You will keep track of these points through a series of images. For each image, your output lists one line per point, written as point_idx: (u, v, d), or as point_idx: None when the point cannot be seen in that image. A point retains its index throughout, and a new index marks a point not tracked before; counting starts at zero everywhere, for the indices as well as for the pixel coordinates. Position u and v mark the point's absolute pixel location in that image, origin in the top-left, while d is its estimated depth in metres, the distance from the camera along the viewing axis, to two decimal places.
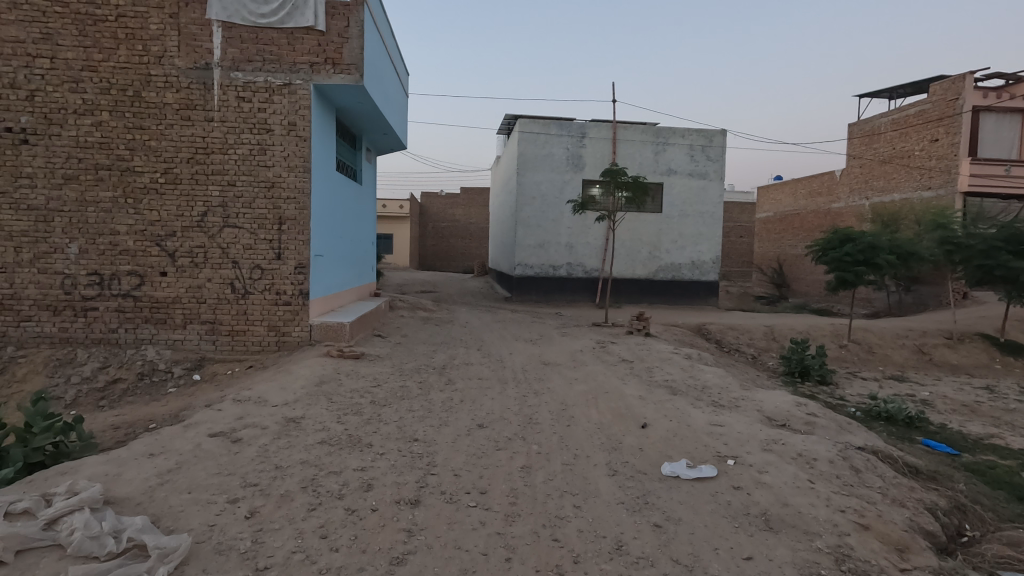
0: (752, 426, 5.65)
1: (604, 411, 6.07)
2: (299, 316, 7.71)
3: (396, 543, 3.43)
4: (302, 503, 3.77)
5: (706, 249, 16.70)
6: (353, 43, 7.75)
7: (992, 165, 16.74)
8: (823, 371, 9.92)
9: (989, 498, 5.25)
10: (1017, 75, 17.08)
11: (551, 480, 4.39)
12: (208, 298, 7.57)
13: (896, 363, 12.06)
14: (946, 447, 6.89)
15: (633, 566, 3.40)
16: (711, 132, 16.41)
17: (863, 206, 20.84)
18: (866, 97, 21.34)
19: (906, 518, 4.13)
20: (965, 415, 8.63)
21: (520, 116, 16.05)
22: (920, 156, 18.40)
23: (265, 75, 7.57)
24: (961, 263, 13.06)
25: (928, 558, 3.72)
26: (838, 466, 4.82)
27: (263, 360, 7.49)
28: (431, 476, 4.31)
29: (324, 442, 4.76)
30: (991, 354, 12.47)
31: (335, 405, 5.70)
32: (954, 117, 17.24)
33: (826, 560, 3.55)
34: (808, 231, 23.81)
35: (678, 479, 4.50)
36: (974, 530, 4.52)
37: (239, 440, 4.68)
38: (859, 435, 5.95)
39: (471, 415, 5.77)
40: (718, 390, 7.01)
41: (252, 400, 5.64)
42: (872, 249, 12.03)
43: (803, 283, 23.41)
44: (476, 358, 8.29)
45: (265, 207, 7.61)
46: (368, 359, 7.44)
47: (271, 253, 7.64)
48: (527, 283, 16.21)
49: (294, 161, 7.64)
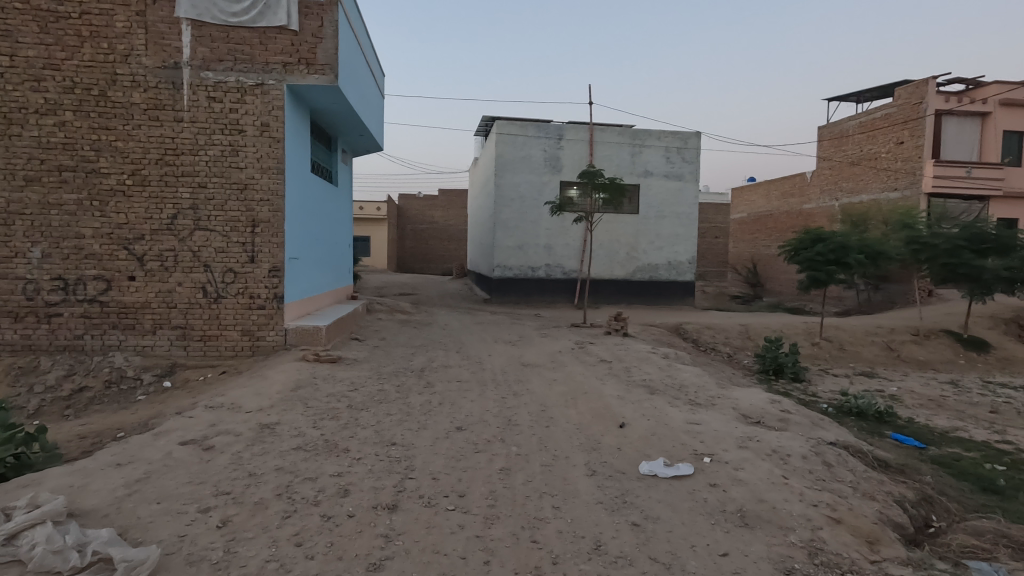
0: (728, 424, 5.74)
1: (584, 412, 6.09)
2: (274, 320, 7.59)
3: (374, 549, 3.39)
4: (277, 510, 3.69)
5: (684, 249, 16.91)
6: (327, 43, 7.66)
7: (955, 167, 17.33)
8: (796, 369, 10.12)
9: (955, 490, 5.41)
10: (977, 80, 17.71)
11: (531, 481, 4.39)
12: (178, 303, 7.39)
13: (866, 359, 12.37)
14: (913, 440, 7.09)
15: (612, 565, 3.40)
16: (686, 134, 16.63)
17: (833, 206, 21.36)
18: (835, 100, 21.88)
19: (876, 510, 4.24)
20: (932, 409, 8.90)
21: (498, 118, 16.04)
22: (886, 158, 18.94)
23: (236, 75, 7.42)
24: (927, 262, 13.47)
25: (897, 549, 3.80)
26: (811, 462, 4.91)
27: (237, 365, 7.33)
28: (410, 480, 4.26)
29: (299, 448, 4.68)
30: (956, 350, 12.89)
31: (311, 410, 5.60)
32: (918, 120, 17.80)
33: (800, 554, 3.61)
34: (781, 231, 24.31)
35: (656, 477, 4.54)
36: (941, 521, 4.63)
37: (211, 448, 4.56)
38: (831, 430, 6.08)
39: (450, 418, 5.74)
40: (696, 389, 7.09)
41: (225, 406, 5.52)
42: (842, 249, 12.31)
43: (777, 282, 23.89)
44: (456, 361, 8.27)
45: (237, 209, 7.47)
46: (345, 363, 7.33)
47: (244, 256, 7.50)
48: (506, 284, 16.20)
49: (268, 163, 7.51)
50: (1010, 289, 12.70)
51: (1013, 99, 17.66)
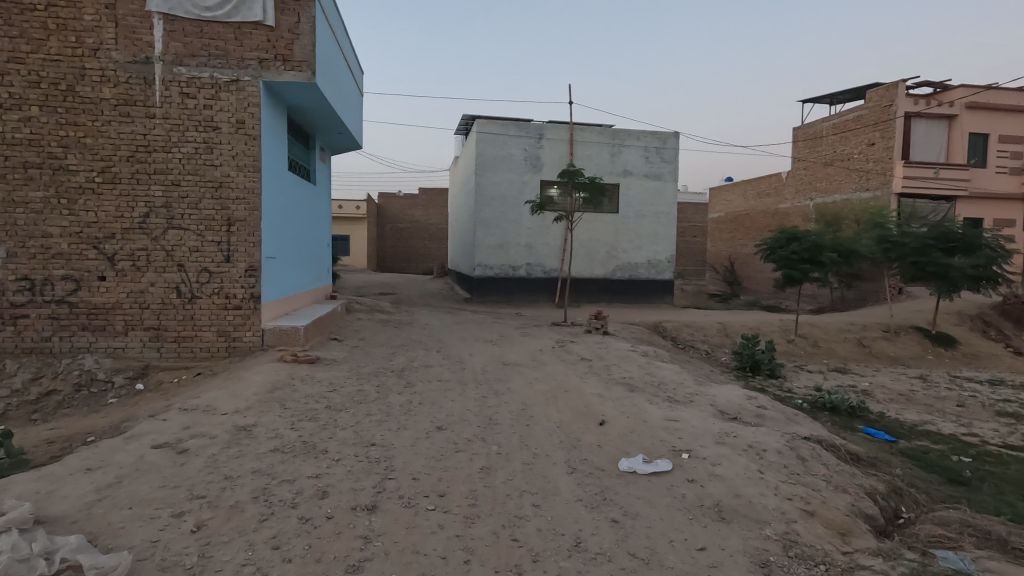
0: (706, 420, 5.82)
1: (564, 410, 6.13)
2: (251, 321, 7.47)
3: (353, 550, 3.36)
4: (254, 513, 3.64)
5: (663, 248, 17.09)
6: (304, 40, 7.57)
7: (924, 168, 17.83)
8: (772, 365, 10.32)
9: (924, 482, 5.57)
10: (944, 83, 18.22)
11: (511, 480, 4.40)
12: (151, 303, 7.22)
13: (839, 355, 12.67)
14: (884, 434, 7.27)
15: (591, 562, 3.43)
16: (665, 134, 16.80)
17: (807, 206, 21.80)
18: (809, 102, 22.30)
19: (848, 503, 4.34)
20: (901, 404, 9.15)
21: (478, 117, 16.02)
22: (858, 159, 19.38)
23: (210, 71, 7.28)
24: (897, 261, 13.83)
25: (868, 540, 3.90)
26: (785, 456, 5.01)
27: (213, 366, 7.19)
28: (389, 480, 4.24)
29: (276, 450, 4.62)
30: (924, 346, 13.27)
31: (288, 412, 5.53)
32: (888, 122, 18.26)
33: (774, 546, 3.68)
34: (757, 230, 24.72)
35: (635, 474, 4.59)
36: (910, 512, 4.76)
37: (185, 451, 4.47)
38: (806, 425, 6.22)
39: (430, 418, 5.72)
40: (674, 386, 7.18)
41: (200, 409, 5.42)
42: (816, 248, 12.57)
43: (754, 281, 24.29)
44: (436, 360, 8.23)
45: (212, 207, 7.33)
46: (324, 364, 7.25)
47: (219, 255, 7.37)
48: (487, 283, 16.18)
49: (243, 161, 7.39)
50: (976, 286, 13.10)
51: (979, 102, 18.21)
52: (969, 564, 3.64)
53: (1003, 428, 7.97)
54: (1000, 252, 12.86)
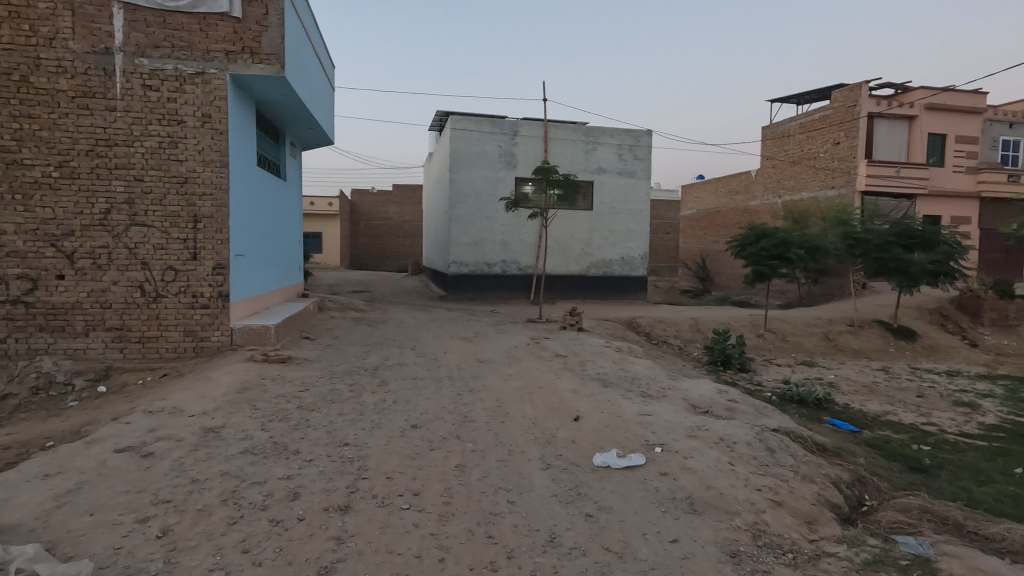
0: (679, 414, 5.91)
1: (539, 406, 6.14)
2: (219, 320, 7.29)
3: (325, 552, 3.31)
4: (222, 517, 3.55)
5: (636, 245, 17.28)
6: (273, 32, 7.41)
7: (886, 167, 18.41)
8: (742, 359, 10.54)
9: (886, 470, 5.77)
10: (905, 85, 18.83)
11: (486, 476, 4.40)
12: (113, 303, 6.98)
13: (807, 349, 13.01)
14: (849, 425, 7.50)
15: (566, 557, 3.45)
16: (638, 133, 16.98)
17: (776, 204, 22.29)
18: (777, 101, 22.79)
19: (814, 492, 4.47)
20: (865, 395, 9.46)
21: (452, 113, 15.92)
22: (825, 158, 19.91)
23: (174, 62, 7.05)
24: (861, 256, 14.26)
25: (833, 528, 4.02)
26: (755, 448, 5.12)
27: (180, 367, 6.99)
28: (363, 480, 4.19)
29: (246, 452, 4.51)
30: (887, 339, 13.73)
31: (258, 412, 5.41)
32: (852, 122, 18.79)
33: (744, 537, 3.76)
34: (728, 227, 25.19)
35: (609, 469, 4.63)
36: (873, 499, 4.91)
37: (149, 455, 4.34)
38: (774, 417, 6.37)
39: (404, 416, 5.67)
40: (647, 381, 7.27)
41: (165, 411, 5.26)
42: (784, 244, 12.87)
43: (725, 277, 24.74)
44: (411, 358, 8.16)
45: (177, 203, 7.12)
46: (296, 363, 7.12)
47: (186, 253, 7.17)
48: (462, 281, 16.13)
49: (210, 156, 7.20)
50: (934, 281, 13.60)
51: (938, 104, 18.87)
52: (928, 548, 3.77)
53: (959, 417, 8.31)
54: (957, 248, 13.36)
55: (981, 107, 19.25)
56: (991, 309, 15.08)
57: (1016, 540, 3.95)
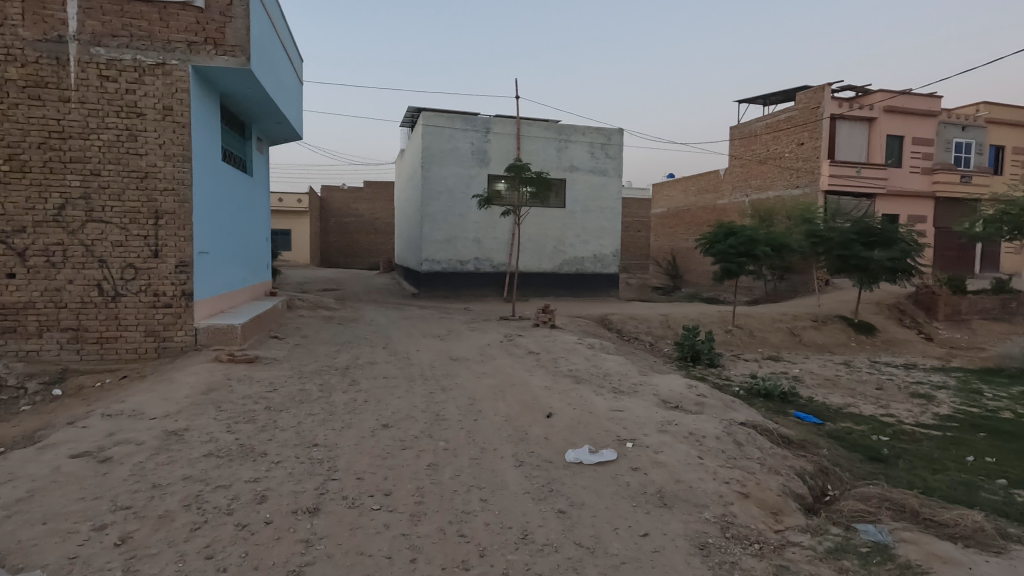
0: (649, 409, 5.99)
1: (512, 404, 6.14)
2: (183, 320, 7.06)
3: (293, 555, 3.24)
4: (185, 522, 3.45)
5: (608, 243, 17.44)
6: (237, 23, 7.21)
7: (847, 167, 19.01)
8: (711, 355, 10.75)
9: (848, 460, 5.96)
10: (865, 88, 19.45)
11: (458, 475, 4.38)
12: (69, 302, 6.70)
13: (773, 344, 13.35)
14: (813, 417, 7.72)
15: (538, 553, 3.45)
16: (610, 131, 17.12)
17: (743, 202, 22.77)
18: (744, 102, 23.27)
19: (780, 483, 4.58)
20: (828, 388, 9.76)
21: (424, 109, 15.77)
22: (790, 157, 20.44)
23: (132, 53, 6.79)
24: (824, 254, 14.68)
25: (798, 518, 4.13)
26: (723, 441, 5.22)
27: (141, 368, 6.75)
28: (332, 481, 4.12)
29: (211, 455, 4.39)
30: (848, 334, 14.19)
31: (224, 414, 5.27)
32: (816, 123, 19.33)
33: (712, 529, 3.83)
34: (697, 225, 25.63)
35: (581, 465, 4.66)
36: (835, 489, 5.07)
37: (108, 459, 4.19)
38: (742, 411, 6.51)
39: (376, 415, 5.60)
40: (619, 376, 7.36)
41: (125, 414, 5.08)
42: (751, 242, 13.16)
43: (695, 274, 25.18)
44: (383, 357, 8.06)
45: (137, 199, 6.87)
46: (263, 363, 6.97)
47: (147, 250, 6.93)
48: (434, 278, 16.01)
49: (172, 150, 6.96)
50: (893, 277, 14.08)
51: (896, 106, 19.54)
52: (886, 535, 3.90)
53: (916, 408, 8.65)
54: (914, 246, 13.87)
55: (935, 110, 20.04)
56: (945, 304, 15.73)
57: (968, 525, 4.12)
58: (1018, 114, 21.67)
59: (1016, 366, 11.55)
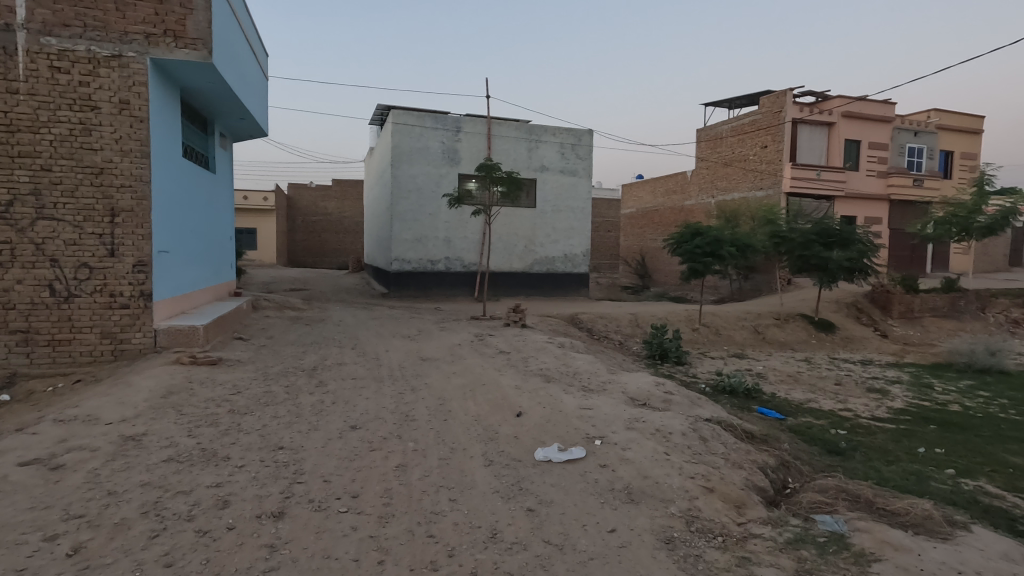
0: (618, 407, 6.07)
1: (482, 403, 6.14)
2: (141, 321, 6.82)
3: (257, 561, 3.17)
4: (142, 530, 3.33)
5: (578, 243, 17.59)
6: (199, 15, 7.02)
7: (808, 170, 19.64)
8: (679, 353, 10.96)
9: (808, 454, 6.16)
10: (825, 93, 20.08)
11: (427, 475, 4.35)
12: (17, 303, 6.39)
13: (738, 342, 13.70)
14: (775, 412, 7.95)
15: (507, 552, 3.46)
16: (580, 132, 17.26)
17: (709, 203, 23.26)
18: (710, 105, 23.75)
19: (743, 477, 4.71)
20: (790, 384, 10.07)
21: (393, 107, 15.61)
22: (754, 160, 20.99)
23: (87, 44, 6.53)
24: (787, 253, 15.12)
25: (760, 510, 4.24)
26: (689, 437, 5.32)
27: (96, 372, 6.49)
28: (298, 484, 4.04)
29: (170, 460, 4.25)
30: (809, 331, 14.65)
31: (185, 418, 5.11)
32: (779, 127, 19.88)
33: (678, 523, 3.91)
34: (665, 226, 26.06)
35: (550, 462, 4.69)
36: (795, 482, 5.22)
37: (59, 467, 4.02)
38: (707, 408, 6.65)
39: (343, 417, 5.51)
40: (588, 375, 7.43)
41: (79, 419, 4.88)
42: (716, 242, 13.46)
43: (663, 274, 25.63)
44: (351, 358, 7.95)
45: (91, 196, 6.61)
46: (227, 364, 6.79)
47: (102, 249, 6.67)
48: (404, 278, 15.86)
49: (129, 145, 6.72)
50: (851, 277, 14.59)
51: (854, 112, 20.24)
52: (842, 525, 4.05)
53: (871, 402, 8.99)
54: (870, 247, 14.29)
55: (890, 116, 20.85)
56: (899, 302, 16.40)
57: (918, 513, 4.30)
58: (966, 120, 22.70)
59: (964, 360, 12.12)
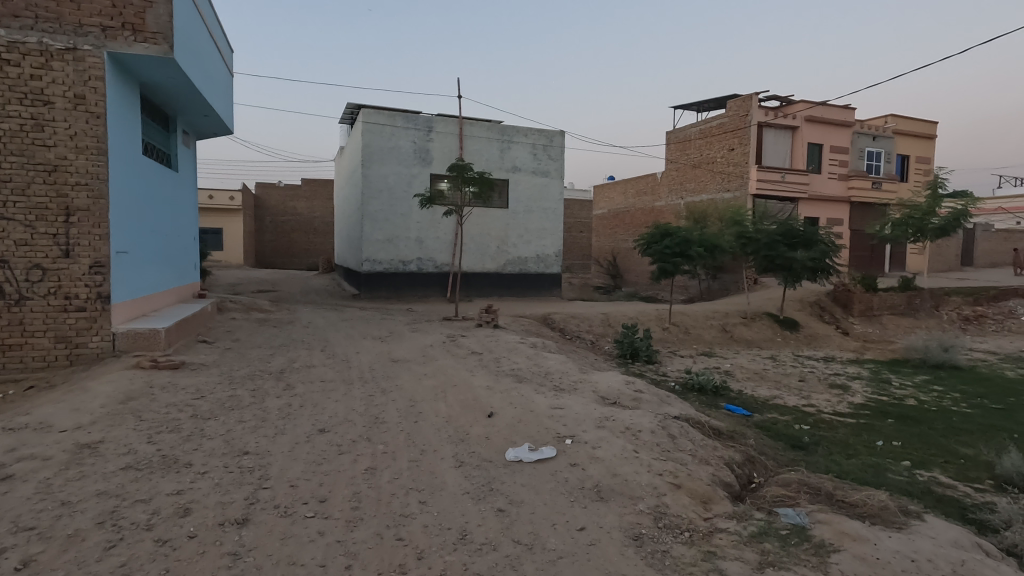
0: (588, 406, 6.12)
1: (453, 405, 6.11)
2: (98, 324, 6.58)
3: (220, 569, 3.09)
4: (98, 541, 3.22)
5: (550, 243, 17.68)
6: (159, 9, 6.84)
7: (772, 172, 20.17)
8: (649, 352, 11.12)
9: (772, 449, 6.33)
10: (789, 98, 20.63)
11: (397, 478, 4.31)
12: None
13: (706, 340, 13.97)
14: (742, 409, 8.14)
15: (476, 553, 3.46)
16: (551, 133, 17.34)
17: (678, 204, 23.66)
18: (679, 108, 24.20)
19: (710, 473, 4.80)
20: (756, 381, 10.33)
21: (363, 106, 15.42)
22: (721, 162, 21.45)
23: (38, 36, 6.26)
24: (753, 253, 15.47)
25: (725, 505, 4.34)
26: (658, 435, 5.40)
27: (50, 378, 6.23)
28: (263, 490, 3.96)
29: (129, 468, 4.11)
30: (775, 329, 15.03)
31: (145, 424, 4.95)
32: (745, 130, 20.36)
33: (646, 519, 3.96)
34: (636, 226, 26.38)
35: (521, 463, 4.70)
36: (760, 477, 5.35)
37: (8, 478, 3.83)
38: (676, 405, 6.76)
39: (312, 420, 5.42)
40: (559, 374, 7.48)
41: (30, 427, 4.67)
42: (685, 242, 13.69)
43: (634, 274, 25.95)
44: (320, 360, 7.83)
45: (45, 194, 6.35)
46: (190, 368, 6.61)
47: (57, 250, 6.41)
48: (375, 279, 15.67)
49: (85, 143, 6.47)
50: (813, 276, 15.02)
51: (816, 116, 20.86)
52: (803, 518, 4.16)
53: (833, 398, 9.28)
54: (832, 247, 14.82)
55: (850, 121, 21.55)
56: (859, 300, 16.98)
57: (874, 504, 4.46)
58: (920, 126, 23.63)
59: (919, 356, 12.61)
